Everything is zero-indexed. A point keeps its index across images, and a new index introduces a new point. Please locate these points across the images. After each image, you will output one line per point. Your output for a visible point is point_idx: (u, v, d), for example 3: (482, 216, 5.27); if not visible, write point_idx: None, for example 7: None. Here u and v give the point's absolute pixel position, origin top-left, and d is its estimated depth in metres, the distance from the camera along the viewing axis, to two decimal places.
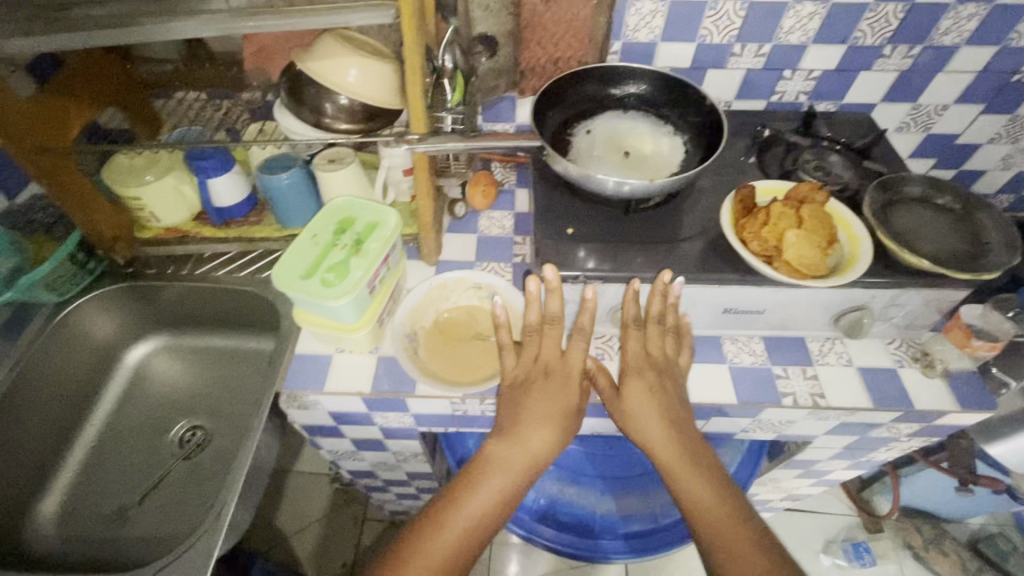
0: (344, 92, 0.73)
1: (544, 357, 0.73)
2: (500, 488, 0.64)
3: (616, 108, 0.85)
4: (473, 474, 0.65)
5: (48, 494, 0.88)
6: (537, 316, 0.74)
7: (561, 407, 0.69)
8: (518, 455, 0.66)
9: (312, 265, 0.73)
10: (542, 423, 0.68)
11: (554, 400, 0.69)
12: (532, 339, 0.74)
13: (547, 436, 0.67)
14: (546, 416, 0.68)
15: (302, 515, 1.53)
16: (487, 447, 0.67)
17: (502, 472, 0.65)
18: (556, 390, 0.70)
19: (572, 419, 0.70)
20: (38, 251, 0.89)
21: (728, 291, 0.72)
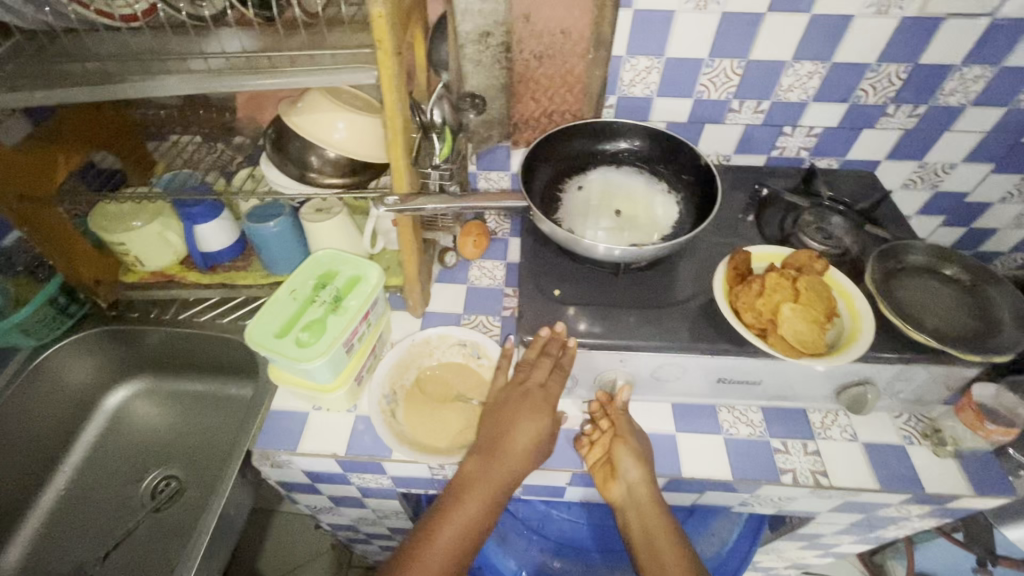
0: (329, 147, 0.72)
1: (528, 382, 0.69)
2: (487, 508, 0.63)
3: (609, 164, 0.83)
4: (460, 494, 0.64)
5: (11, 546, 0.85)
6: (535, 355, 0.69)
7: (543, 430, 0.67)
8: (505, 478, 0.64)
9: (287, 322, 0.70)
10: (528, 449, 0.66)
11: (541, 424, 0.67)
12: (523, 369, 0.70)
13: (531, 458, 0.66)
14: (533, 439, 0.66)
15: (284, 561, 1.48)
16: (469, 466, 0.66)
17: (488, 495, 0.63)
18: (545, 413, 0.68)
19: (546, 441, 0.68)
20: (19, 293, 0.87)
21: (722, 361, 0.68)
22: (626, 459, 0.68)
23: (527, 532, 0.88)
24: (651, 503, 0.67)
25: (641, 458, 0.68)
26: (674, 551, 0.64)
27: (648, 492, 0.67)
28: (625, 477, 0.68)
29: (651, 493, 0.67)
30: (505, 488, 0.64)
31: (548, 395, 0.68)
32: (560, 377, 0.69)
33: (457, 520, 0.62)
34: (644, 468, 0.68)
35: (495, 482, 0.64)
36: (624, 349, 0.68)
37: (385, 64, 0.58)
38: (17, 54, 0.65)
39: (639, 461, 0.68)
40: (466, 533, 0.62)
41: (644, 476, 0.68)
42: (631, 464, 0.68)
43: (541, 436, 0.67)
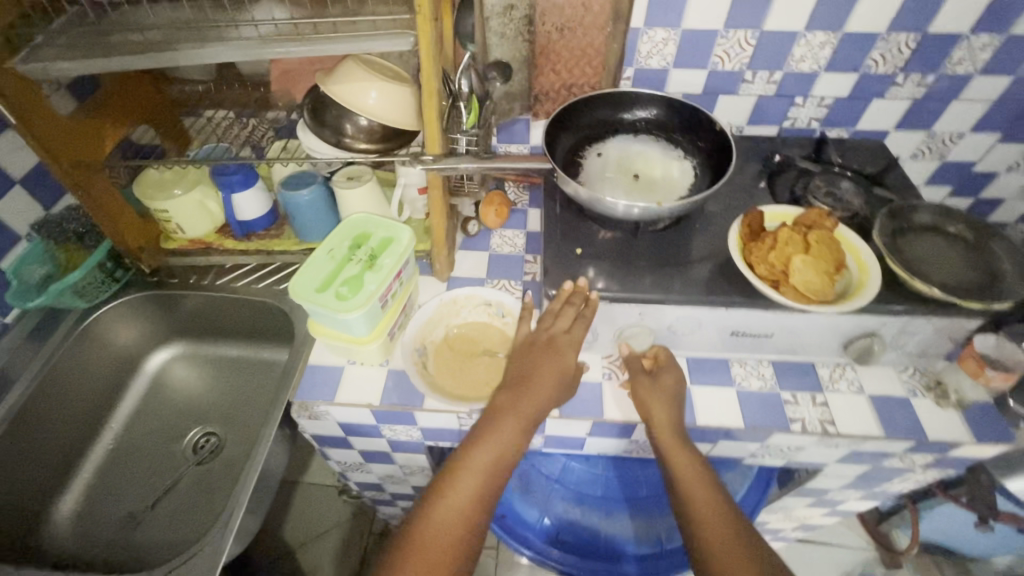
0: (364, 113, 0.76)
1: (552, 329, 0.74)
2: (518, 437, 0.67)
3: (626, 132, 0.87)
4: (495, 420, 0.68)
5: (66, 495, 0.90)
6: (558, 306, 0.74)
7: (567, 369, 0.72)
8: (536, 409, 0.69)
9: (327, 278, 0.75)
10: (553, 384, 0.71)
11: (566, 361, 0.72)
12: (547, 320, 0.75)
13: (556, 391, 0.71)
14: (559, 374, 0.72)
15: (308, 528, 1.55)
16: (499, 399, 0.70)
17: (521, 423, 0.68)
18: (570, 352, 0.73)
19: (569, 380, 0.73)
20: (69, 259, 0.94)
21: (737, 314, 0.72)
22: (653, 402, 0.73)
23: (548, 484, 0.93)
24: (676, 441, 0.71)
25: (668, 401, 0.73)
26: (700, 481, 0.68)
27: (673, 433, 0.71)
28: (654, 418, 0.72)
29: (676, 432, 0.71)
30: (536, 416, 0.69)
31: (574, 339, 0.73)
32: (582, 325, 0.73)
33: (493, 445, 0.66)
34: (671, 411, 0.72)
35: (529, 411, 0.69)
36: (644, 302, 0.72)
37: (424, 30, 0.61)
38: (74, 27, 0.70)
39: (665, 403, 0.73)
40: (504, 456, 0.66)
41: (667, 416, 0.72)
42: (659, 407, 0.72)
43: (566, 373, 0.72)
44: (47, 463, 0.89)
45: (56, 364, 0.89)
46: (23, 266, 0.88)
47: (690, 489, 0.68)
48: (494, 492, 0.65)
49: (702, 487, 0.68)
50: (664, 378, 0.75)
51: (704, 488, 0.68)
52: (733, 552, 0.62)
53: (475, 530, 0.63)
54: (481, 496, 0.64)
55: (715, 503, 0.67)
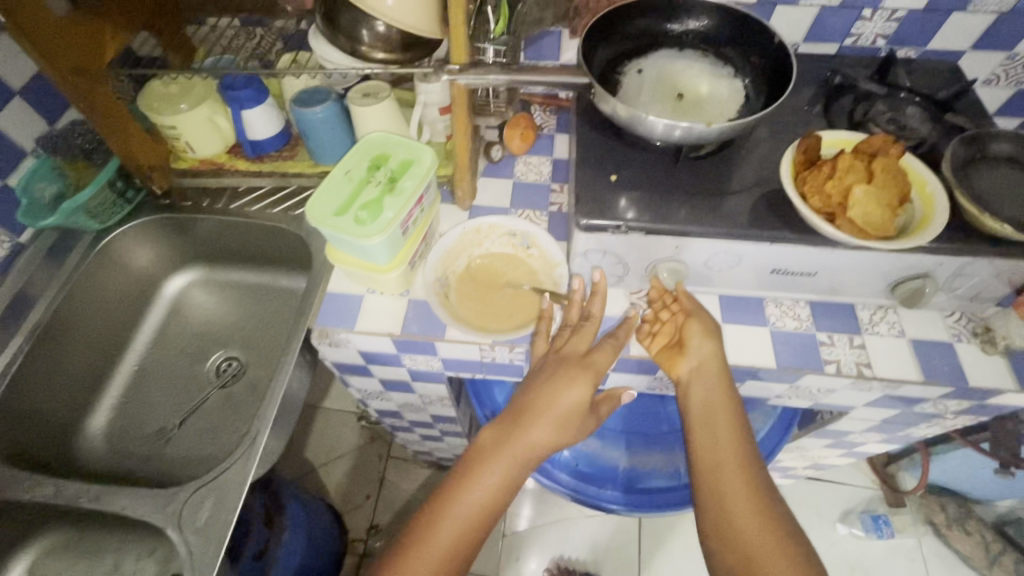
0: (379, 17, 0.67)
1: (568, 350, 0.70)
2: (504, 482, 0.63)
3: (671, 46, 0.78)
4: (482, 463, 0.64)
5: (96, 412, 0.92)
6: (579, 315, 0.73)
7: (579, 404, 0.65)
8: (522, 453, 0.64)
9: (345, 202, 0.71)
10: (559, 415, 0.65)
11: (573, 399, 0.65)
12: (567, 332, 0.73)
13: (558, 434, 0.65)
14: (566, 417, 0.65)
15: (330, 449, 1.62)
16: (484, 438, 0.66)
17: (509, 466, 0.64)
18: (577, 390, 0.65)
19: (582, 416, 0.66)
20: (78, 178, 0.91)
21: (780, 250, 0.67)
22: (696, 338, 0.69)
23: None
24: (718, 386, 0.66)
25: (715, 340, 0.68)
26: (734, 434, 0.63)
27: (719, 380, 0.66)
28: (693, 359, 0.68)
29: (721, 375, 0.67)
30: (528, 460, 0.64)
31: (591, 368, 0.67)
32: (608, 350, 0.69)
33: (474, 493, 0.63)
34: (720, 357, 0.68)
35: (519, 462, 0.64)
36: (681, 235, 0.68)
37: None
38: None
39: (715, 338, 0.69)
40: (489, 505, 0.63)
41: (715, 356, 0.68)
42: (703, 343, 0.68)
43: (575, 416, 0.65)
44: (74, 381, 0.90)
45: (74, 285, 0.88)
46: (31, 184, 0.85)
47: (721, 443, 0.62)
48: (470, 548, 0.62)
49: (732, 445, 0.62)
50: (702, 313, 0.70)
51: (732, 447, 0.62)
52: (750, 522, 0.58)
53: (456, 568, 0.60)
54: (461, 542, 0.61)
55: (743, 463, 0.61)
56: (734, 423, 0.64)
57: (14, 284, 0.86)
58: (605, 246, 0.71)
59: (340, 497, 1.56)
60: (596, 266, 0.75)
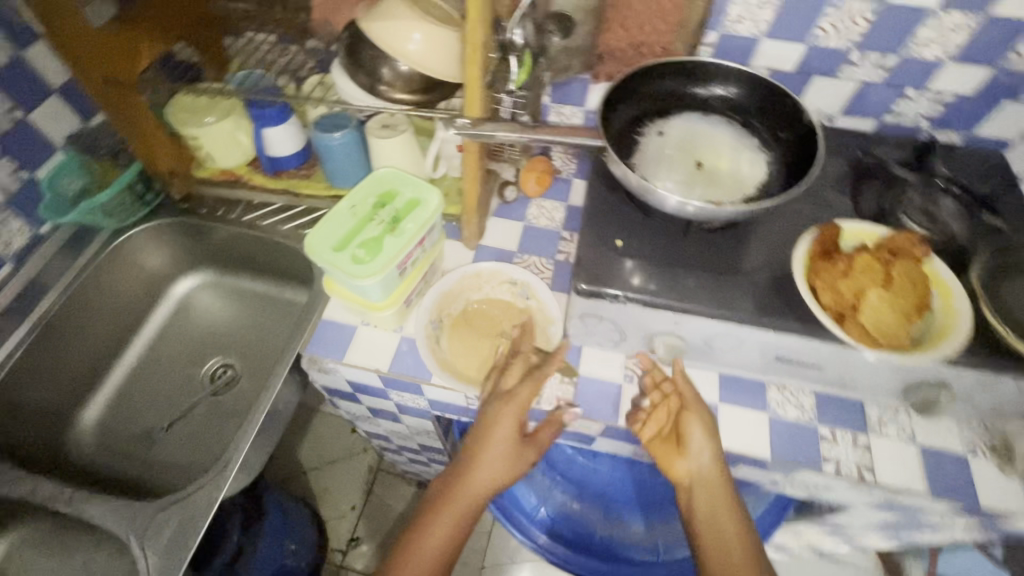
0: (402, 59, 0.69)
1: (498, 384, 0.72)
2: (455, 528, 0.66)
3: (695, 109, 0.76)
4: (432, 512, 0.67)
5: (89, 406, 0.94)
6: (511, 352, 0.75)
7: (509, 436, 0.68)
8: (468, 499, 0.67)
9: (346, 236, 0.71)
10: (494, 454, 0.68)
11: (504, 432, 0.68)
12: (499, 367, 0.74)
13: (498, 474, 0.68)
14: (504, 452, 0.69)
15: (321, 454, 1.62)
16: (436, 486, 0.69)
17: (457, 512, 0.66)
18: (507, 423, 0.68)
19: (517, 455, 0.69)
20: (103, 175, 0.94)
21: (784, 340, 0.64)
22: (701, 442, 0.66)
23: (552, 473, 0.90)
24: (718, 490, 0.65)
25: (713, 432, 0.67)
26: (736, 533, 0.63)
27: (718, 474, 0.65)
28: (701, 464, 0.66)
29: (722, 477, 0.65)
30: (473, 504, 0.68)
31: (516, 399, 0.69)
32: (536, 384, 0.70)
33: (427, 544, 0.65)
34: (718, 449, 0.66)
35: (469, 502, 0.67)
36: (682, 312, 0.65)
37: None
38: None
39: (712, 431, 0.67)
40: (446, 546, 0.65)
41: (716, 467, 0.65)
42: (705, 448, 0.66)
43: (508, 452, 0.68)
44: (71, 374, 0.91)
45: (84, 281, 0.90)
46: (58, 178, 0.88)
47: (724, 545, 0.63)
48: None
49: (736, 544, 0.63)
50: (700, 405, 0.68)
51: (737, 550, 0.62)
52: None
53: None
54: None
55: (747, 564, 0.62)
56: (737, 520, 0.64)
57: (27, 273, 0.88)
58: (603, 312, 0.69)
59: (324, 505, 1.56)
60: (593, 329, 0.73)
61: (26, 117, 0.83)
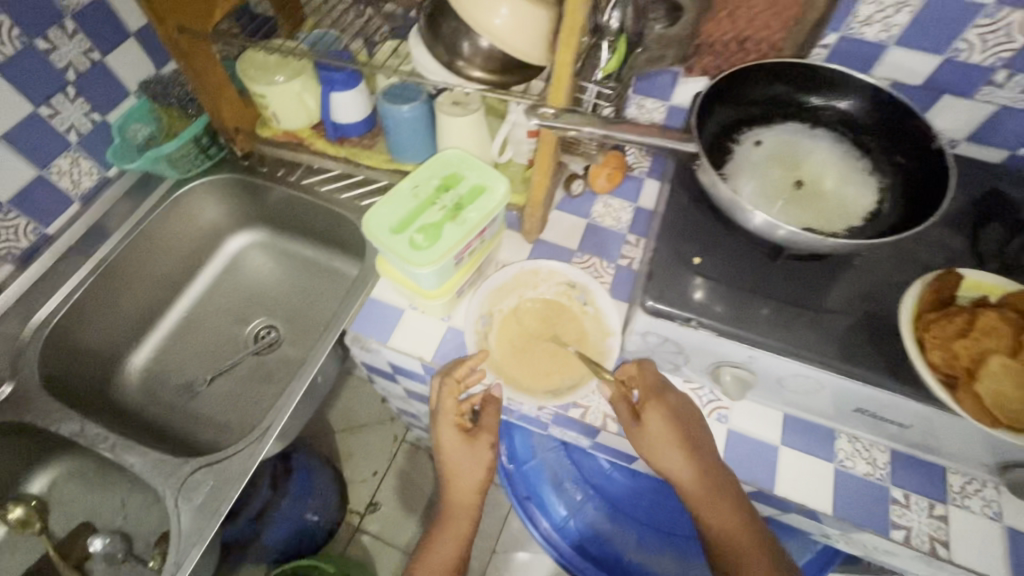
0: (486, 35, 0.63)
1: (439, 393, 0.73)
2: (455, 544, 0.71)
3: (802, 120, 0.68)
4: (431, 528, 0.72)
5: (139, 350, 0.96)
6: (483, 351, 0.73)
7: (455, 446, 0.70)
8: (459, 513, 0.72)
9: (406, 219, 0.67)
10: (450, 463, 0.70)
11: (449, 440, 0.70)
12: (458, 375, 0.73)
13: (471, 484, 0.71)
14: (460, 459, 0.70)
15: (350, 417, 1.64)
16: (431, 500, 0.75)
17: (449, 526, 0.71)
18: (446, 433, 0.70)
19: (471, 458, 0.70)
20: (170, 124, 0.94)
21: (869, 393, 0.58)
22: (663, 449, 0.62)
23: (585, 487, 0.88)
24: (704, 493, 0.60)
25: (676, 432, 0.62)
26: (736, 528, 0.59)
27: (698, 474, 0.61)
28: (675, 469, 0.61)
29: (701, 476, 0.61)
30: (462, 514, 0.72)
31: (443, 408, 0.69)
32: (452, 389, 0.69)
33: (429, 557, 0.70)
34: (685, 451, 0.61)
35: (456, 512, 0.71)
36: (758, 347, 0.59)
37: None
38: None
39: (675, 430, 0.62)
40: (449, 556, 0.70)
41: (693, 464, 0.61)
42: (670, 454, 0.61)
43: (464, 458, 0.70)
44: (124, 318, 0.93)
45: (144, 229, 0.91)
46: (127, 123, 0.89)
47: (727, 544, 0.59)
48: None
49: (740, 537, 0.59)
50: (654, 405, 0.63)
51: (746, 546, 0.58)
52: None
53: None
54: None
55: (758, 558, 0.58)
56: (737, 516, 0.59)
57: (94, 215, 0.90)
58: (668, 334, 0.63)
59: (348, 467, 1.58)
60: (653, 349, 0.68)
61: (103, 60, 0.83)
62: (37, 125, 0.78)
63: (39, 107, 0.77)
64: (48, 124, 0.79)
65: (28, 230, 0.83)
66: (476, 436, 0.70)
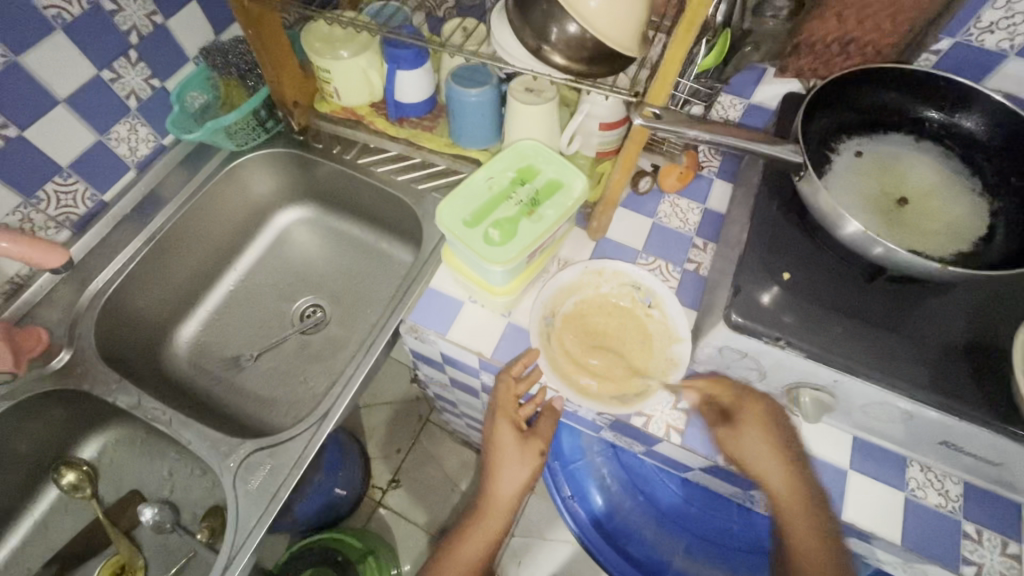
0: (577, 17, 0.60)
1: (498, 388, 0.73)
2: (485, 544, 0.70)
3: (906, 130, 0.64)
4: (465, 525, 0.72)
5: (188, 321, 0.95)
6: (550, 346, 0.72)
7: (511, 444, 0.71)
8: (496, 516, 0.71)
9: (479, 211, 0.65)
10: (502, 458, 0.71)
11: (505, 437, 0.71)
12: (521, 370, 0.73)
13: (517, 485, 0.71)
14: (511, 455, 0.71)
15: (377, 393, 1.64)
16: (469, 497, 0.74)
17: (483, 526, 0.71)
18: (503, 427, 0.71)
19: (525, 458, 0.72)
20: (227, 94, 0.90)
21: (960, 426, 0.55)
22: (757, 454, 0.63)
23: (633, 493, 0.88)
24: (795, 505, 0.62)
25: (772, 439, 0.64)
26: (817, 542, 0.60)
27: (787, 483, 0.62)
28: (770, 475, 0.63)
29: (793, 486, 0.62)
30: (499, 518, 0.71)
31: (501, 405, 0.70)
32: (512, 385, 0.70)
33: (458, 555, 0.70)
34: (776, 457, 0.63)
35: (493, 512, 0.71)
36: (845, 372, 0.57)
37: None
38: None
39: (766, 439, 0.63)
40: (478, 556, 0.70)
41: (779, 467, 0.63)
42: (762, 458, 0.63)
43: (515, 454, 0.71)
44: (175, 288, 0.92)
45: (198, 199, 0.90)
46: (186, 91, 0.86)
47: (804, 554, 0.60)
48: None
49: (816, 548, 0.60)
50: (753, 409, 0.65)
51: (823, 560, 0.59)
52: None
53: None
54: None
55: (830, 570, 0.58)
56: (817, 529, 0.60)
57: (148, 183, 0.89)
58: (748, 349, 0.61)
59: (373, 442, 1.58)
60: (725, 362, 0.66)
61: (165, 24, 0.80)
62: (99, 88, 0.76)
63: (102, 71, 0.75)
64: (109, 89, 0.77)
65: (86, 196, 0.82)
66: (532, 436, 0.72)
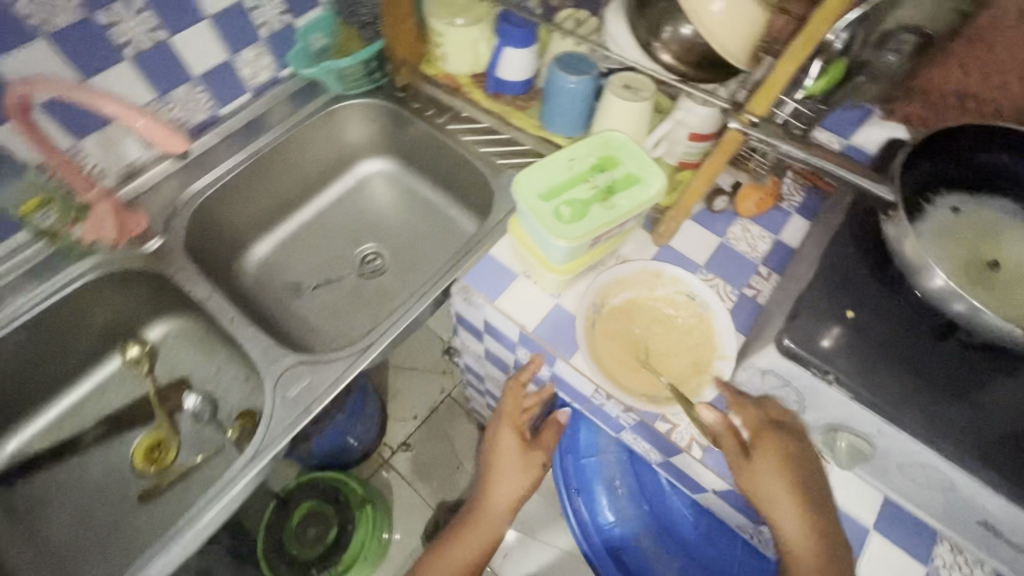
0: (697, 22, 0.61)
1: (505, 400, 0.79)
2: (477, 551, 0.72)
3: (1011, 196, 0.62)
4: (456, 530, 0.74)
5: (262, 241, 1.03)
6: (598, 328, 0.73)
7: (512, 453, 0.75)
8: (489, 526, 0.73)
9: (555, 188, 0.67)
10: (502, 467, 0.74)
11: (507, 444, 0.75)
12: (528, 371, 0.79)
13: (511, 496, 0.73)
14: (513, 465, 0.74)
15: (408, 357, 1.68)
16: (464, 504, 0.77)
17: (474, 534, 0.72)
18: (506, 434, 0.76)
19: (524, 470, 0.74)
20: (345, 42, 0.97)
21: (1008, 510, 0.52)
22: (773, 492, 0.59)
23: (638, 502, 0.88)
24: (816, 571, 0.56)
25: (789, 476, 0.59)
26: None
27: (801, 524, 0.58)
28: (781, 518, 0.58)
29: (811, 532, 0.58)
30: (494, 527, 0.73)
31: (507, 411, 0.77)
32: (518, 392, 0.77)
33: (448, 560, 0.72)
34: (794, 499, 0.59)
35: (485, 520, 0.73)
36: (893, 423, 0.55)
37: None
38: None
39: (785, 474, 0.59)
40: (469, 559, 0.71)
41: (792, 504, 0.58)
42: (777, 501, 0.59)
43: (517, 465, 0.74)
44: (259, 208, 1.00)
45: (299, 131, 0.97)
46: (310, 32, 0.94)
47: None
48: None
49: None
50: (769, 443, 0.60)
51: None
52: None
53: None
54: None
55: None
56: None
57: (259, 108, 0.96)
58: (792, 378, 0.60)
59: (394, 403, 1.63)
60: (764, 389, 0.65)
61: None
62: (241, 12, 0.83)
63: None
64: (248, 15, 0.85)
65: (206, 107, 0.90)
66: (535, 446, 0.76)
